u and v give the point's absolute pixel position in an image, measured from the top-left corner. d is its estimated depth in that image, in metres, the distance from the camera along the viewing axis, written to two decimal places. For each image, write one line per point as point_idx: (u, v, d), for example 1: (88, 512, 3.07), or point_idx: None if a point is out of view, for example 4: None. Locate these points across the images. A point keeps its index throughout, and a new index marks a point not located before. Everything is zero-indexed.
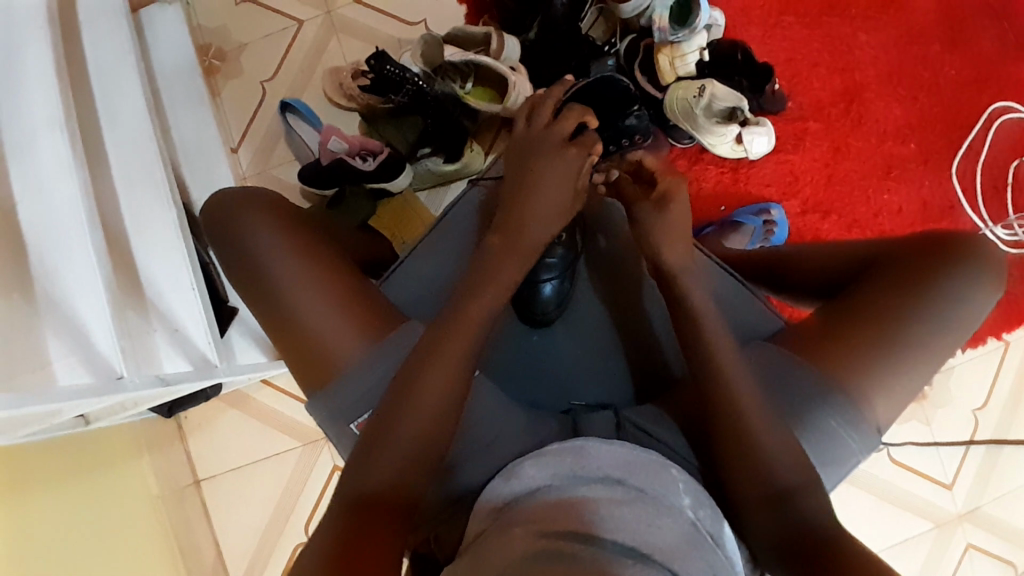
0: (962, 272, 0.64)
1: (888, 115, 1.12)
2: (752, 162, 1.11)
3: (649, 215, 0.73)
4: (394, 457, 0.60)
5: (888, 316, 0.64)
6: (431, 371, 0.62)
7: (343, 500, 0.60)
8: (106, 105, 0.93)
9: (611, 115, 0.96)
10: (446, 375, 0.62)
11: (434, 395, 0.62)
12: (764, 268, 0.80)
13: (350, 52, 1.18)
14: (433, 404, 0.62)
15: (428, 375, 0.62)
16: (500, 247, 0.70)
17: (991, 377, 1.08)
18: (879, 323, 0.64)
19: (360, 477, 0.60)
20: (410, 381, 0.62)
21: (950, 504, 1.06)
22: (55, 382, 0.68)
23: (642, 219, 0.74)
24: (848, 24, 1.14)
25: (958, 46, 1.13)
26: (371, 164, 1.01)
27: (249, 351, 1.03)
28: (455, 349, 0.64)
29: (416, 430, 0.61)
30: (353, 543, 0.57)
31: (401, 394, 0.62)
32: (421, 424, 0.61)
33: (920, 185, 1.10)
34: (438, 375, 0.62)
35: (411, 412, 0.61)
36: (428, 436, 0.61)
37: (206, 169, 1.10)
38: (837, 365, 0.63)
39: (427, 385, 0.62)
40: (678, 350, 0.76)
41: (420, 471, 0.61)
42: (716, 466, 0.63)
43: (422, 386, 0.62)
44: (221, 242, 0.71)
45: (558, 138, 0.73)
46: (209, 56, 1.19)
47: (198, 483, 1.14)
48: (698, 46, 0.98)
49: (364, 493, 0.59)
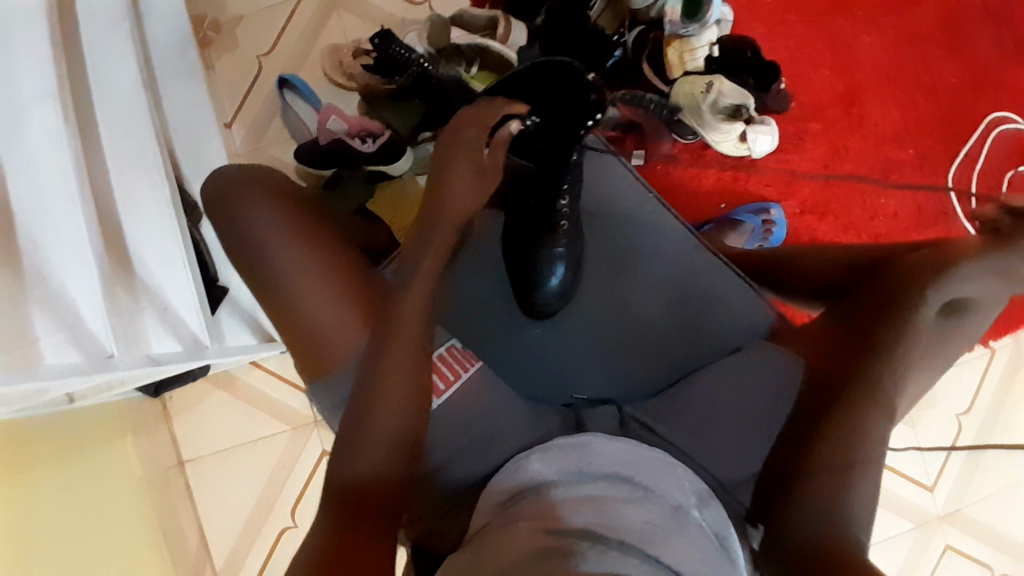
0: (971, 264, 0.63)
1: (887, 119, 1.13)
2: (752, 163, 1.11)
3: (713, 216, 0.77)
4: (379, 445, 0.60)
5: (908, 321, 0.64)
6: (394, 361, 0.62)
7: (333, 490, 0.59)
8: (98, 74, 0.89)
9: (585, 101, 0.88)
10: (407, 360, 0.62)
11: (400, 387, 0.61)
12: (766, 271, 0.81)
13: (350, 30, 1.15)
14: (402, 391, 0.61)
15: (392, 356, 0.62)
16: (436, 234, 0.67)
17: (976, 383, 1.10)
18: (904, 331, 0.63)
19: (351, 463, 0.59)
20: (381, 365, 0.61)
21: (932, 506, 1.08)
22: (40, 360, 0.64)
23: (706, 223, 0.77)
24: (851, 27, 1.14)
25: (960, 54, 1.13)
26: (370, 146, 0.99)
27: (240, 334, 1.01)
28: (409, 335, 0.63)
29: (390, 421, 0.60)
30: (350, 532, 0.56)
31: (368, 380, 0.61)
32: (393, 415, 0.60)
33: (916, 192, 1.11)
34: (400, 361, 0.62)
35: (381, 402, 0.60)
36: (401, 426, 0.61)
37: (199, 145, 1.07)
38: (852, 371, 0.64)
39: (395, 372, 0.61)
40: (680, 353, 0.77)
41: (401, 456, 0.61)
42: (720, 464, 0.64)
43: (389, 372, 0.61)
44: (220, 222, 0.70)
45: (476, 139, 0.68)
46: (203, 27, 1.15)
47: (182, 465, 1.12)
48: (707, 41, 0.98)
49: (354, 478, 0.59)
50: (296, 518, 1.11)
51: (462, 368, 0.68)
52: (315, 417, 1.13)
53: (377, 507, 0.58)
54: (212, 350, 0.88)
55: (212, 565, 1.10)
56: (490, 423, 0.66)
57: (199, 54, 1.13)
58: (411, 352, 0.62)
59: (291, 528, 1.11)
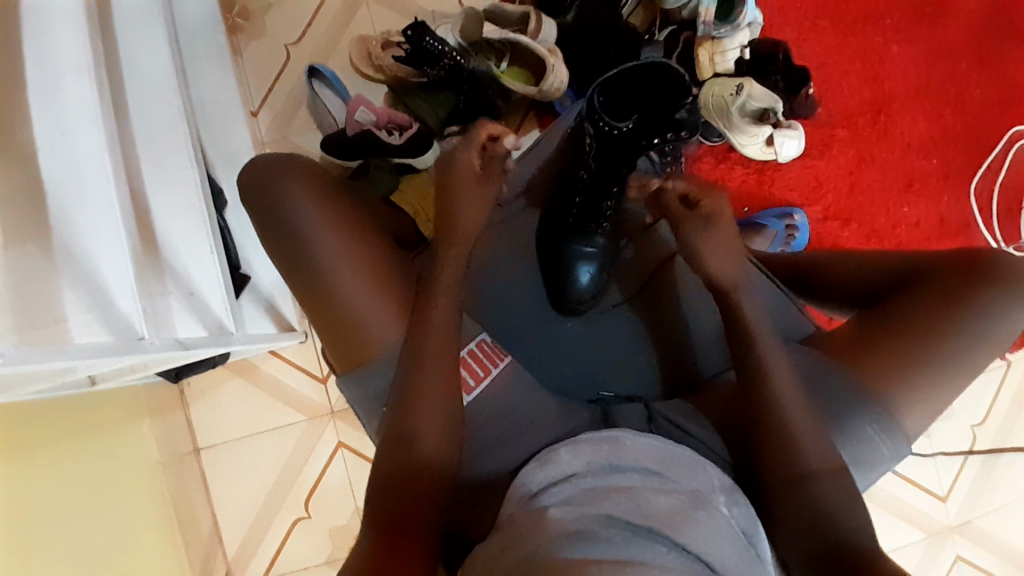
0: (729, 247, 0.73)
1: (912, 128, 1.12)
2: (779, 164, 1.11)
3: (699, 233, 0.73)
4: (418, 450, 0.62)
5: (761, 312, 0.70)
6: (433, 367, 0.64)
7: (375, 498, 0.62)
8: (129, 56, 0.89)
9: (659, 108, 0.73)
10: (442, 365, 0.64)
11: (433, 394, 0.63)
12: (795, 273, 0.79)
13: (379, 22, 1.15)
14: (435, 391, 0.63)
15: (432, 359, 0.64)
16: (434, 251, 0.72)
17: (992, 394, 1.10)
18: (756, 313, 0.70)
19: (394, 461, 0.62)
20: (419, 373, 0.64)
21: (943, 516, 1.08)
22: (69, 338, 0.62)
23: (693, 238, 0.73)
24: (880, 38, 1.14)
25: (989, 65, 1.13)
26: (398, 138, 0.99)
27: (259, 320, 1.01)
28: (438, 343, 0.65)
29: (430, 425, 0.63)
30: (392, 544, 0.59)
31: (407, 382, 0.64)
32: (428, 419, 0.63)
33: (938, 202, 1.11)
34: (437, 371, 0.64)
35: (420, 405, 0.63)
36: (443, 432, 0.63)
37: (226, 132, 1.07)
38: (844, 365, 0.66)
39: (433, 369, 0.64)
40: (723, 353, 0.76)
41: (438, 455, 0.62)
42: (749, 465, 0.64)
43: (428, 379, 0.63)
44: (259, 213, 0.71)
45: (468, 166, 0.74)
46: (233, 13, 1.15)
47: (197, 452, 1.13)
48: (738, 44, 0.99)
49: (392, 473, 0.62)
50: (309, 508, 1.12)
51: (493, 363, 0.70)
52: (332, 408, 1.14)
53: (416, 501, 0.61)
54: (236, 336, 0.88)
55: (224, 551, 1.11)
56: (526, 413, 0.68)
57: (227, 40, 1.13)
58: (445, 357, 0.64)
59: (304, 517, 1.12)
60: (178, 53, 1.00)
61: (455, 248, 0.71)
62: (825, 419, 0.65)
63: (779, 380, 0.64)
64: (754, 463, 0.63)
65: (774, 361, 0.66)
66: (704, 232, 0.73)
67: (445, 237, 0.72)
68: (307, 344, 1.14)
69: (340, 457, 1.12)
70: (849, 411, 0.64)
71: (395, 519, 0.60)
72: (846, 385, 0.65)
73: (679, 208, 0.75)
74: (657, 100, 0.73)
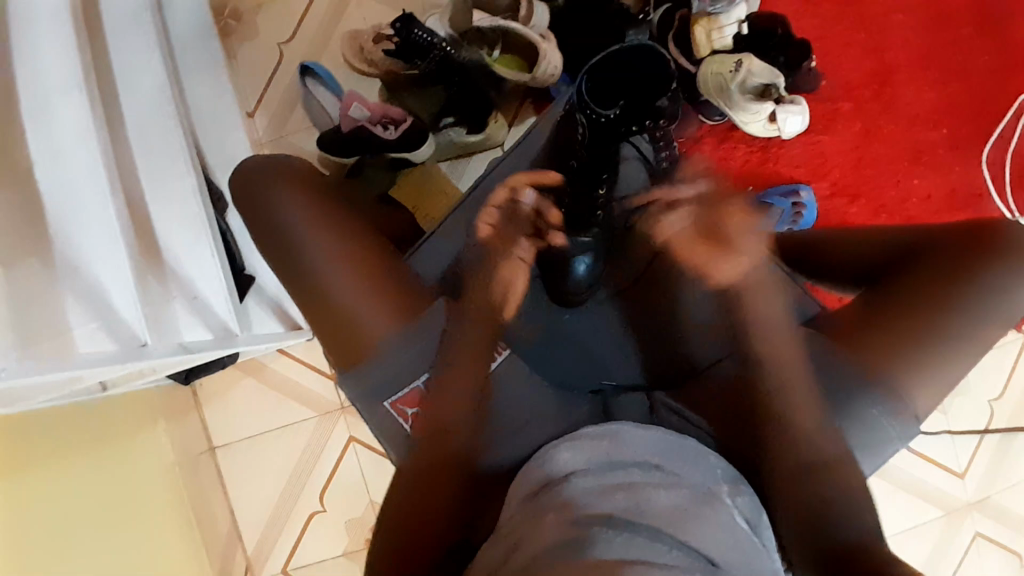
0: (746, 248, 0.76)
1: (920, 98, 1.09)
2: (783, 140, 1.08)
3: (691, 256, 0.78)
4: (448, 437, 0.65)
5: (771, 312, 0.70)
6: (461, 357, 0.69)
7: (398, 497, 0.63)
8: (120, 64, 0.89)
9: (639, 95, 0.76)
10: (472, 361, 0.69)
11: (466, 382, 0.68)
12: (795, 252, 0.77)
13: (370, 16, 1.14)
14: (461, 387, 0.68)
15: (462, 353, 0.69)
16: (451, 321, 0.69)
17: (1010, 367, 1.07)
18: (760, 317, 0.70)
19: (427, 449, 0.65)
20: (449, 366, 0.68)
21: (960, 493, 1.06)
22: (75, 349, 0.63)
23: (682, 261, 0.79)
24: (884, 6, 1.10)
25: (1000, 28, 1.09)
26: (393, 133, 0.98)
27: (266, 321, 1.01)
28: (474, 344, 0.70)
29: (452, 407, 0.67)
30: (416, 527, 0.61)
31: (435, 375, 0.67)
32: (449, 403, 0.67)
33: (949, 172, 1.07)
34: (472, 356, 0.69)
35: (449, 390, 0.67)
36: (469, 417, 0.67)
37: (221, 134, 1.07)
38: (845, 346, 0.65)
39: (462, 361, 0.68)
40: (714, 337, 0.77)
41: (454, 440, 0.65)
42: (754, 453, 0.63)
43: (455, 375, 0.68)
44: (251, 219, 0.71)
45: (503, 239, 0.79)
46: (224, 15, 1.15)
47: (212, 451, 1.15)
48: (736, 18, 0.95)
49: (422, 465, 0.64)
50: (324, 503, 1.14)
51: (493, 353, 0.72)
52: (341, 404, 1.15)
53: (442, 489, 0.63)
54: (241, 338, 0.88)
55: (243, 547, 1.13)
56: (526, 410, 0.67)
57: (220, 42, 1.12)
58: (472, 357, 0.69)
59: (319, 511, 1.14)
60: (169, 58, 1.00)
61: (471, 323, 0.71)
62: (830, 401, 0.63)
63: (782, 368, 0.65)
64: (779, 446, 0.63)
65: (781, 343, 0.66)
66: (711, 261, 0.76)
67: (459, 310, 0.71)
68: (315, 343, 1.15)
69: (352, 452, 1.14)
70: (857, 392, 0.62)
71: (416, 514, 0.61)
72: (846, 367, 0.63)
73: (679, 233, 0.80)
74: (639, 86, 0.75)
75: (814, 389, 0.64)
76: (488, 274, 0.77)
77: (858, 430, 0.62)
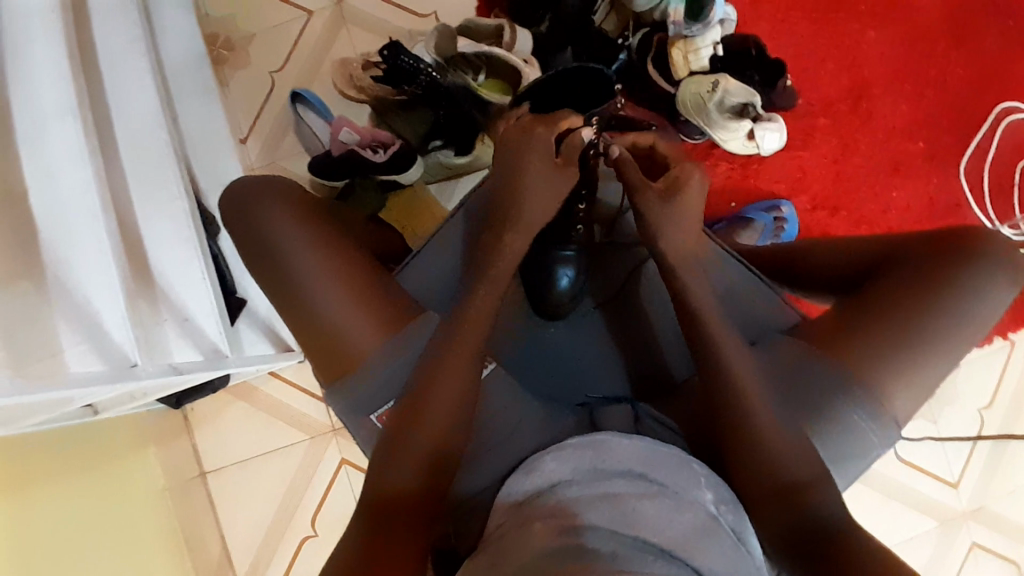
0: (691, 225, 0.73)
1: (895, 112, 1.12)
2: (763, 157, 1.11)
3: (655, 205, 0.73)
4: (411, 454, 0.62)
5: (909, 307, 0.64)
6: (444, 371, 0.64)
7: (368, 502, 0.62)
8: (114, 92, 0.91)
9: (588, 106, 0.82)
10: (460, 370, 0.65)
11: (449, 399, 0.64)
12: (777, 264, 0.80)
13: (360, 45, 1.17)
14: (440, 402, 0.63)
15: (443, 373, 0.64)
16: (478, 301, 0.69)
17: (997, 375, 1.08)
18: (868, 317, 0.65)
19: (390, 462, 0.62)
20: (427, 376, 0.64)
21: (954, 502, 1.06)
22: (64, 369, 0.64)
23: (649, 210, 0.73)
24: (858, 23, 1.14)
25: (969, 44, 1.13)
26: (382, 156, 1.00)
27: (257, 342, 1.02)
28: (461, 354, 0.65)
29: (430, 432, 0.62)
30: (376, 541, 0.59)
31: (420, 387, 0.64)
32: (436, 419, 0.63)
33: (927, 184, 1.11)
34: (455, 367, 0.65)
35: (426, 409, 0.63)
36: (446, 433, 0.63)
37: (214, 160, 1.09)
38: (880, 353, 0.64)
39: (442, 381, 0.64)
40: (682, 355, 0.77)
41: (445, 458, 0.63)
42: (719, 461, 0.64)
43: (434, 391, 0.63)
44: (240, 235, 0.73)
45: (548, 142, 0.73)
46: (216, 45, 1.18)
47: (204, 475, 1.13)
48: (711, 41, 0.99)
49: (393, 480, 0.61)
50: (317, 526, 1.13)
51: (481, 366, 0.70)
52: (333, 426, 1.15)
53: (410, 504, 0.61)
54: (232, 359, 0.88)
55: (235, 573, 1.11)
56: (510, 421, 0.68)
57: (213, 71, 1.15)
58: (457, 370, 0.64)
59: (312, 535, 1.13)
60: (163, 85, 1.02)
61: (470, 334, 0.67)
62: (829, 404, 0.64)
63: (760, 379, 0.64)
64: (708, 444, 0.65)
65: (745, 359, 0.65)
66: (667, 210, 0.72)
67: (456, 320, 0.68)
68: (306, 365, 1.16)
69: (344, 474, 1.13)
70: (746, 361, 0.65)
71: (384, 522, 0.60)
72: (867, 372, 0.64)
73: (649, 195, 0.73)
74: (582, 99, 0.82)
75: (833, 399, 0.64)
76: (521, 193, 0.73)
77: (839, 435, 0.64)
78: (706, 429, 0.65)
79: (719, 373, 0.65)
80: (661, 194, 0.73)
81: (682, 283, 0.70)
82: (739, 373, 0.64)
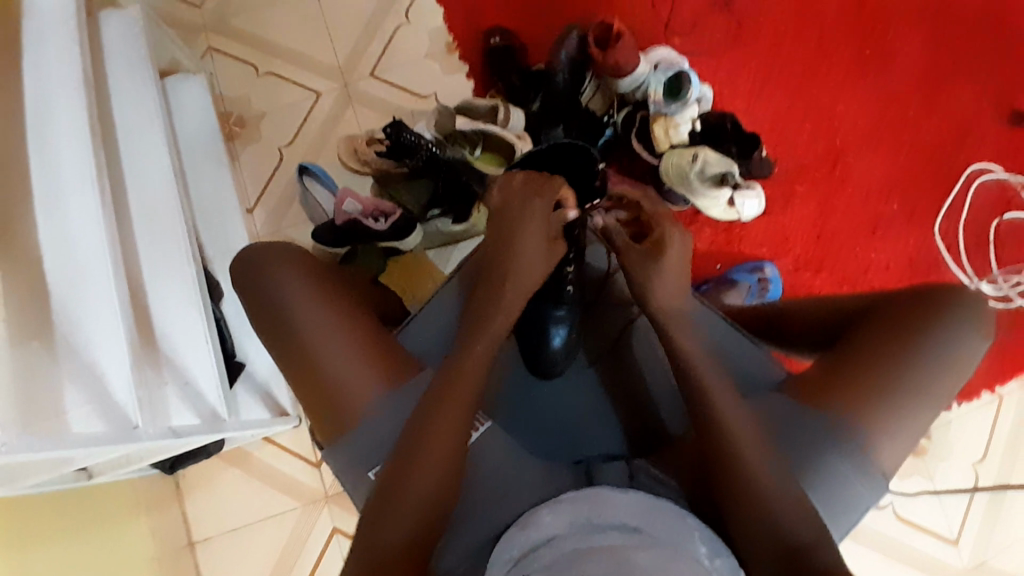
0: (678, 279, 0.77)
1: (868, 177, 1.20)
2: (745, 224, 1.17)
3: (638, 259, 0.77)
4: (405, 508, 0.62)
5: (886, 359, 0.67)
6: (437, 424, 0.65)
7: (362, 559, 0.61)
8: (132, 165, 0.97)
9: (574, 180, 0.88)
10: (454, 422, 0.66)
11: (442, 449, 0.64)
12: (760, 322, 0.84)
13: (364, 121, 1.26)
14: (436, 454, 0.64)
15: (437, 423, 0.65)
16: (468, 355, 0.71)
17: (988, 430, 1.09)
18: (849, 369, 0.68)
19: (385, 516, 0.62)
20: (422, 430, 0.65)
21: (956, 560, 1.05)
22: (68, 429, 0.65)
23: (633, 263, 0.78)
24: (828, 98, 1.23)
25: (932, 115, 1.22)
26: (384, 224, 1.05)
27: (254, 407, 1.03)
28: (456, 408, 0.66)
29: (422, 483, 0.63)
30: None
31: (413, 438, 0.65)
32: (432, 472, 0.63)
33: (905, 243, 1.17)
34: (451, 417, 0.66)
35: (421, 459, 0.63)
36: (442, 485, 0.64)
37: (222, 228, 1.14)
38: (862, 404, 0.66)
39: (434, 436, 0.64)
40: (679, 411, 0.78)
41: (438, 508, 0.63)
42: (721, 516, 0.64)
43: (431, 443, 0.64)
44: (247, 297, 0.76)
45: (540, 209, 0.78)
46: (229, 123, 1.26)
47: (192, 545, 1.11)
48: (689, 118, 1.07)
49: (388, 531, 0.61)
50: None
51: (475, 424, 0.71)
52: (326, 492, 1.13)
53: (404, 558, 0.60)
54: (229, 422, 0.89)
55: None
56: (506, 477, 0.69)
57: (225, 147, 1.23)
58: (450, 420, 0.66)
59: None
60: (177, 159, 1.08)
61: (461, 388, 0.68)
62: (817, 455, 0.66)
63: (751, 433, 0.65)
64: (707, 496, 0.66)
65: (740, 410, 0.67)
66: (650, 267, 0.76)
67: (450, 377, 0.69)
68: (302, 428, 1.16)
69: (336, 542, 1.11)
70: (740, 415, 0.67)
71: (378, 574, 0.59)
72: (850, 424, 0.66)
73: (631, 254, 0.78)
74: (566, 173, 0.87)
75: (821, 451, 0.66)
76: (514, 254, 0.77)
77: (829, 487, 0.66)
78: (705, 479, 0.67)
79: (711, 428, 0.66)
80: (643, 251, 0.78)
81: (671, 334, 0.73)
82: (729, 426, 0.66)
